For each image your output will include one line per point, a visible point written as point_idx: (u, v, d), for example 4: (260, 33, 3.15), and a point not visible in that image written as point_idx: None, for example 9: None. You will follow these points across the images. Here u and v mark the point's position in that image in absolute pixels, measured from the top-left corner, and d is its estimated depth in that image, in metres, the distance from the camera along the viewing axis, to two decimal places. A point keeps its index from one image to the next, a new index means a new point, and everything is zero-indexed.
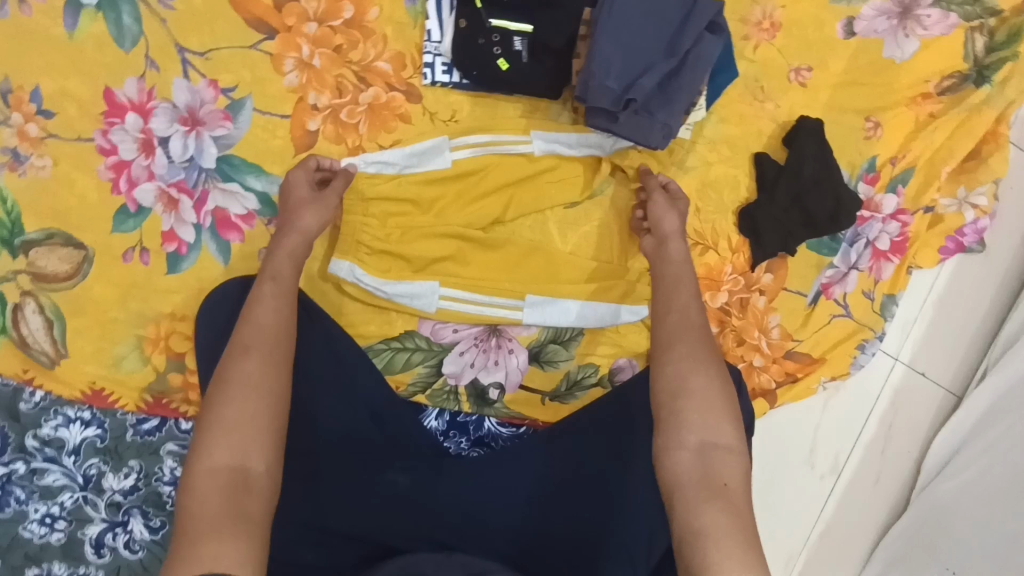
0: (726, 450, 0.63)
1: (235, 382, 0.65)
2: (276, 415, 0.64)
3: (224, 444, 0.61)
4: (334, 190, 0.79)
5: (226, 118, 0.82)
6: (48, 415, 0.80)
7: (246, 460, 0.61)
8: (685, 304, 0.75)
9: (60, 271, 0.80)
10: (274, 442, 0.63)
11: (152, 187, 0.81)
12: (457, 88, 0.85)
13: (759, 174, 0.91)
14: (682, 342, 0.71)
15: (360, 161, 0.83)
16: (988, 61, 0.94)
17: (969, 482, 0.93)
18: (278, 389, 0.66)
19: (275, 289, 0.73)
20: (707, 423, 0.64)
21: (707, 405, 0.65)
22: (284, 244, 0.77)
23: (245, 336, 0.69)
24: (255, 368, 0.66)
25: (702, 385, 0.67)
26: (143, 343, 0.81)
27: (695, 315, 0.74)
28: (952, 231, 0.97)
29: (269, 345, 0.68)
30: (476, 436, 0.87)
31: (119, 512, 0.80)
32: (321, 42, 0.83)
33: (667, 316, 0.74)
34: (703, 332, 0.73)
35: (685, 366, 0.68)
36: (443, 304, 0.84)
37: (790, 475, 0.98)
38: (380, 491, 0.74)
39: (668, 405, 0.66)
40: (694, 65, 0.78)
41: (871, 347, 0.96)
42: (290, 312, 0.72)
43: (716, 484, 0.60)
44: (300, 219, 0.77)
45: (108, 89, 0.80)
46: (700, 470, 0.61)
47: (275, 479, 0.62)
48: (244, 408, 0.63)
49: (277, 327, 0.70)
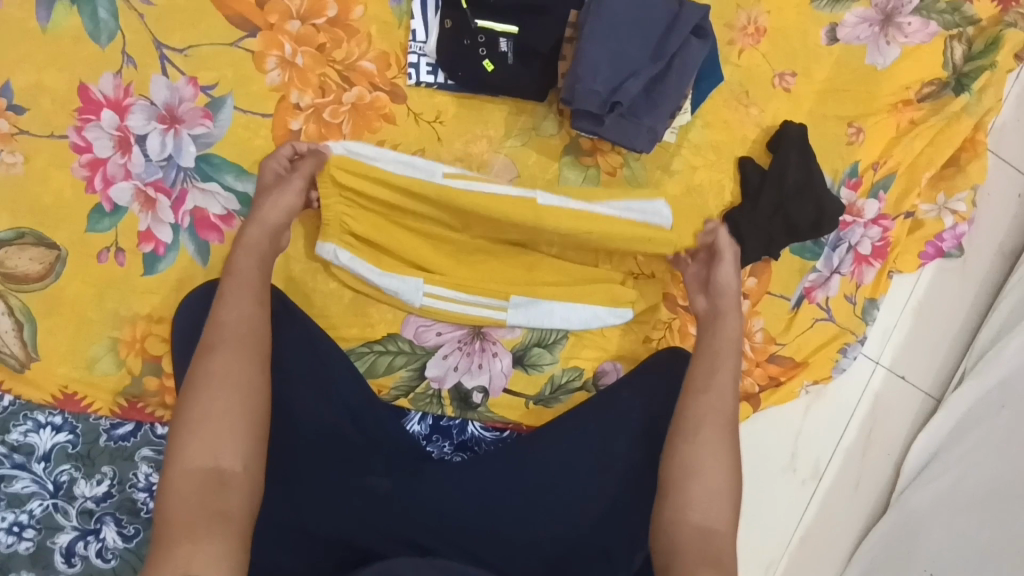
0: (724, 532, 0.65)
1: (205, 382, 0.64)
2: (248, 410, 0.64)
3: (196, 443, 0.60)
4: (301, 172, 0.77)
5: (206, 116, 0.80)
6: (17, 420, 0.77)
7: (218, 456, 0.60)
8: (720, 385, 0.75)
9: (31, 271, 0.78)
10: (248, 435, 0.62)
11: (129, 186, 0.79)
12: (442, 89, 0.85)
13: (743, 178, 0.91)
14: (708, 424, 0.72)
15: (337, 146, 0.81)
16: (966, 69, 0.96)
17: (946, 490, 0.94)
18: (250, 383, 0.65)
19: (233, 284, 0.72)
20: (710, 502, 0.67)
21: (714, 489, 0.67)
22: (248, 235, 0.75)
23: (213, 333, 0.68)
24: (224, 365, 0.65)
25: (715, 468, 0.69)
26: (118, 345, 0.79)
27: (728, 403, 0.74)
28: (931, 237, 0.99)
29: (237, 339, 0.67)
30: (459, 441, 0.86)
31: (91, 520, 0.78)
32: (304, 40, 0.82)
33: (701, 394, 0.75)
34: (731, 421, 0.73)
35: (706, 449, 0.70)
36: (427, 301, 0.83)
37: (771, 481, 0.98)
38: (360, 493, 0.72)
39: (678, 478, 0.68)
40: (680, 69, 0.78)
41: (853, 351, 0.97)
42: (257, 306, 0.70)
43: (714, 557, 0.62)
44: (261, 209, 0.76)
45: (84, 84, 0.78)
46: (699, 542, 0.64)
47: (254, 474, 0.61)
48: (212, 405, 0.62)
49: (248, 321, 0.69)
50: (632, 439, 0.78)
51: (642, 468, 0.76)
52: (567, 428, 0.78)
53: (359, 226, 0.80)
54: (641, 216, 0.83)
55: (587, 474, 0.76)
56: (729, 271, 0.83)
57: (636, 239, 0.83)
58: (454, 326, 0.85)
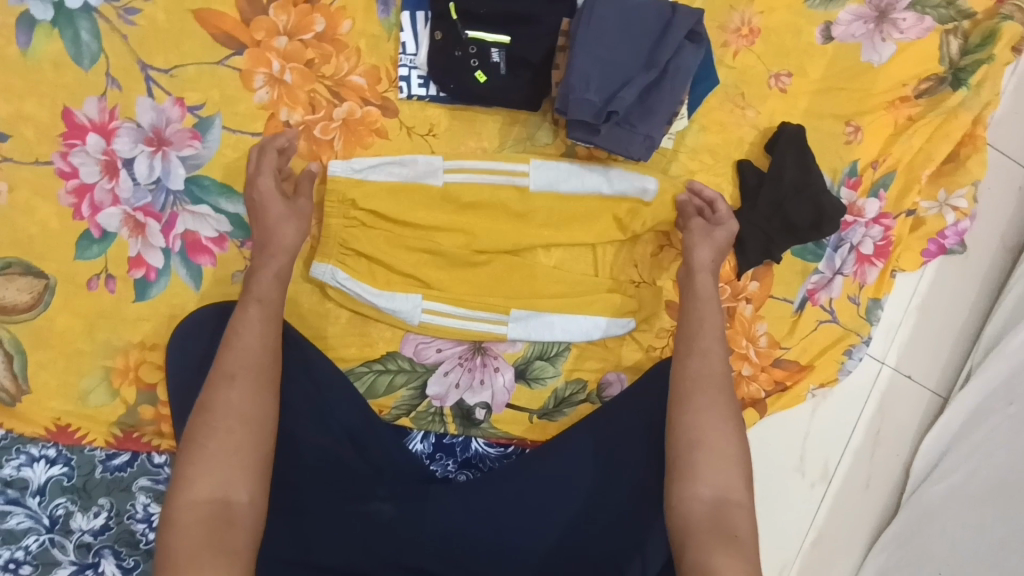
0: (736, 500, 0.66)
1: (218, 412, 0.63)
2: (260, 446, 0.62)
3: (206, 476, 0.59)
4: (306, 195, 0.78)
5: (194, 137, 0.79)
6: (10, 454, 0.76)
7: (227, 489, 0.59)
8: (706, 348, 0.76)
9: (20, 301, 0.76)
10: (257, 468, 0.61)
11: (118, 212, 0.78)
12: (434, 101, 0.83)
13: (741, 182, 0.90)
14: (703, 393, 0.72)
15: (350, 165, 0.80)
16: (963, 63, 0.94)
17: (957, 486, 0.93)
18: (263, 416, 0.64)
19: (260, 313, 0.70)
20: (717, 473, 0.67)
21: (718, 456, 0.68)
22: (268, 262, 0.73)
23: (229, 362, 0.66)
24: (239, 398, 0.63)
25: (716, 436, 0.69)
26: (111, 374, 0.78)
27: (718, 366, 0.75)
28: (934, 234, 0.98)
29: (255, 370, 0.66)
30: (464, 458, 0.84)
31: (89, 554, 0.76)
32: (292, 56, 0.80)
33: (691, 364, 0.75)
34: (724, 384, 0.74)
35: (704, 415, 0.71)
36: (426, 317, 0.81)
37: (781, 484, 0.97)
38: (364, 520, 0.71)
39: (682, 456, 0.69)
40: (674, 76, 0.76)
41: (859, 352, 0.96)
42: (276, 338, 0.69)
43: (728, 531, 0.63)
44: (281, 235, 0.74)
45: (68, 109, 0.76)
46: (714, 516, 0.64)
47: (260, 510, 0.60)
48: (226, 439, 0.61)
49: (264, 353, 0.67)
50: (640, 452, 0.76)
51: (651, 481, 0.75)
52: (573, 440, 0.77)
53: (357, 243, 0.79)
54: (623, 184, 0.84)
55: (594, 488, 0.75)
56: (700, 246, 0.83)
57: (615, 252, 0.88)
58: (455, 342, 0.84)
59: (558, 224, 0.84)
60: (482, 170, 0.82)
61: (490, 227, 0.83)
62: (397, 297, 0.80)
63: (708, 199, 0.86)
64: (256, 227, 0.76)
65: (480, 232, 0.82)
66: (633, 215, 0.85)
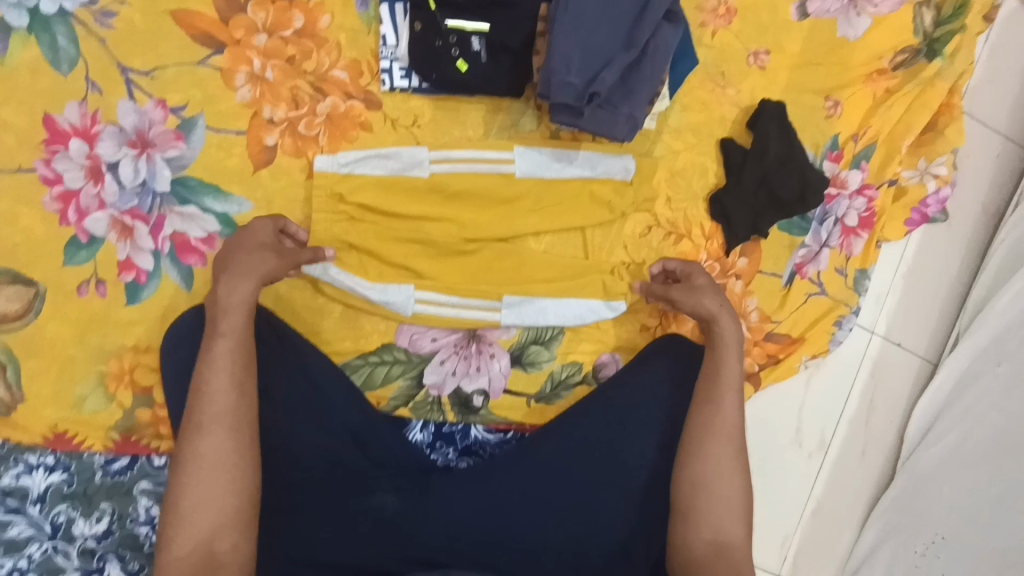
0: (737, 546, 0.68)
1: (193, 463, 0.62)
2: (241, 492, 0.62)
3: (188, 530, 0.60)
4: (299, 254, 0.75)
5: (178, 138, 0.79)
6: (8, 463, 0.75)
7: (211, 540, 0.60)
8: (721, 398, 0.75)
9: (10, 310, 0.76)
10: (237, 518, 0.61)
11: (104, 216, 0.77)
12: (417, 92, 0.84)
13: (725, 159, 0.91)
14: (712, 441, 0.73)
15: (337, 160, 0.80)
16: (937, 34, 0.96)
17: (953, 449, 0.95)
18: (242, 464, 0.63)
19: (226, 347, 0.66)
20: (721, 516, 0.70)
21: (723, 503, 0.70)
22: (235, 287, 0.68)
23: (200, 410, 0.63)
24: (214, 450, 0.62)
25: (724, 486, 0.71)
26: (106, 378, 0.78)
27: (732, 418, 0.74)
28: (916, 203, 0.99)
29: (226, 417, 0.63)
30: (464, 445, 0.85)
31: (93, 559, 0.76)
32: (272, 54, 0.81)
33: (704, 414, 0.75)
34: (735, 438, 0.74)
35: (711, 463, 0.72)
36: (419, 308, 0.82)
37: (780, 454, 0.98)
38: (369, 513, 0.71)
39: (688, 500, 0.71)
40: (654, 56, 0.77)
41: (848, 323, 0.97)
42: (247, 377, 0.66)
43: (730, 567, 0.66)
44: (258, 262, 0.70)
45: (48, 115, 0.76)
46: (716, 555, 0.67)
47: (245, 554, 0.61)
48: (203, 491, 0.61)
49: (237, 397, 0.64)
50: (641, 434, 0.77)
51: (654, 460, 0.77)
52: (574, 425, 0.77)
53: (348, 235, 0.80)
54: (606, 167, 0.86)
55: (596, 473, 0.75)
56: (685, 295, 0.82)
57: (604, 233, 0.88)
58: (448, 330, 0.84)
59: (547, 211, 0.85)
60: (468, 159, 0.83)
61: (478, 215, 0.83)
62: (388, 288, 0.81)
63: (660, 270, 0.88)
64: (236, 250, 0.72)
65: (467, 221, 0.83)
66: (620, 194, 0.87)
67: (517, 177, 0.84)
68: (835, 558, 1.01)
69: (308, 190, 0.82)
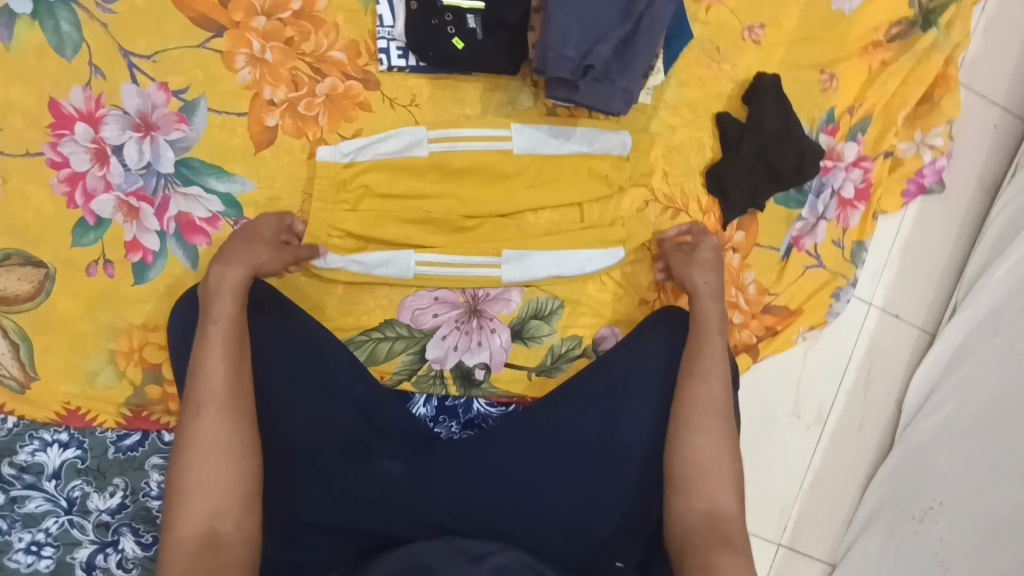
0: (730, 517, 0.69)
1: (192, 445, 0.62)
2: (242, 471, 0.62)
3: (190, 511, 0.59)
4: (294, 252, 0.78)
5: (181, 120, 0.80)
6: (23, 440, 0.77)
7: (214, 520, 0.60)
8: (705, 370, 0.77)
9: (21, 291, 0.78)
10: (240, 496, 0.61)
11: (111, 198, 0.79)
12: (414, 72, 0.85)
13: (722, 133, 0.92)
14: (702, 415, 0.75)
15: (338, 151, 0.81)
16: (932, 6, 0.97)
17: (948, 418, 0.95)
18: (240, 444, 0.63)
19: (219, 332, 0.68)
20: (713, 491, 0.70)
21: (714, 476, 0.71)
22: (226, 273, 0.71)
23: (197, 393, 0.64)
24: (212, 430, 0.63)
25: (715, 457, 0.72)
26: (116, 356, 0.79)
27: (718, 390, 0.76)
28: (912, 174, 1.00)
29: (223, 398, 0.64)
30: (467, 419, 0.86)
31: (108, 532, 0.79)
32: (271, 35, 0.82)
33: (693, 387, 0.76)
34: (724, 412, 0.76)
35: (701, 436, 0.73)
36: (421, 268, 0.83)
37: (780, 426, 1.00)
38: (373, 481, 0.72)
39: (681, 471, 0.72)
40: (649, 28, 0.78)
41: (846, 295, 0.98)
42: (241, 359, 0.67)
43: (723, 538, 0.67)
44: (250, 254, 0.74)
45: (54, 99, 0.78)
46: (711, 524, 0.68)
47: (249, 533, 0.61)
48: (203, 472, 0.61)
49: (233, 378, 0.66)
50: (642, 404, 0.78)
51: (653, 427, 0.78)
52: (572, 397, 0.78)
53: (347, 224, 0.81)
54: (602, 142, 0.87)
55: (596, 442, 0.76)
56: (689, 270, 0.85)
57: (602, 208, 0.89)
58: (449, 290, 0.86)
59: (544, 187, 0.86)
60: (467, 138, 0.84)
61: (477, 192, 0.85)
62: (386, 261, 0.82)
63: (685, 229, 0.91)
64: (236, 238, 0.77)
65: (467, 198, 0.84)
66: (617, 169, 0.88)
67: (516, 154, 0.85)
68: (833, 528, 1.03)
69: (309, 171, 0.83)
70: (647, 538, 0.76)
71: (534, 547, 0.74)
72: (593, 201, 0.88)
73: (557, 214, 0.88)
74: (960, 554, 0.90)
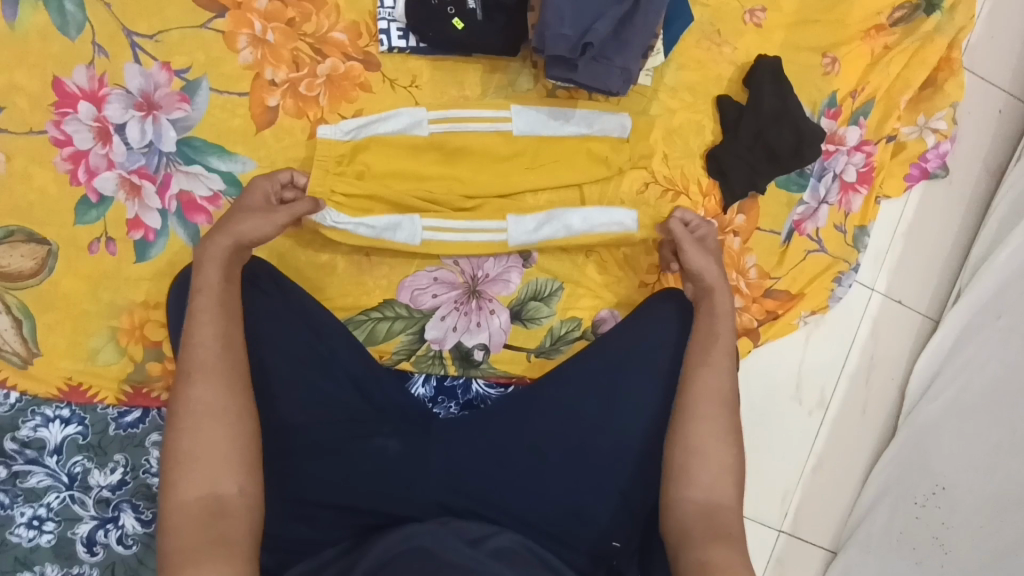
0: (728, 507, 0.69)
1: (187, 411, 0.62)
2: (240, 436, 0.62)
3: (189, 476, 0.59)
4: (291, 210, 0.75)
5: (182, 100, 0.81)
6: (25, 416, 0.78)
7: (214, 484, 0.59)
8: (715, 361, 0.76)
9: (25, 268, 0.78)
10: (241, 460, 0.61)
11: (113, 176, 0.80)
12: (415, 53, 0.85)
13: (721, 116, 0.92)
14: (708, 404, 0.74)
15: (338, 130, 0.81)
16: None
17: (952, 400, 0.95)
18: (237, 408, 0.63)
19: (206, 300, 0.68)
20: (713, 484, 0.70)
21: (716, 467, 0.71)
22: (209, 244, 0.70)
23: (188, 360, 0.65)
24: (207, 395, 0.63)
25: (716, 446, 0.72)
26: (118, 334, 0.80)
27: (726, 379, 0.76)
28: (916, 158, 1.00)
29: (215, 364, 0.65)
30: (465, 399, 0.87)
31: (108, 508, 0.79)
32: (273, 17, 0.82)
33: (702, 376, 0.75)
34: (727, 399, 0.75)
35: (705, 425, 0.72)
36: (428, 235, 0.83)
37: (780, 410, 0.99)
38: (370, 458, 0.72)
39: (681, 459, 0.71)
40: (647, 8, 0.77)
41: (848, 279, 0.98)
42: (231, 325, 0.68)
43: (720, 531, 0.66)
44: (235, 224, 0.72)
45: (58, 78, 0.78)
46: (708, 518, 0.67)
47: (253, 497, 0.61)
48: (200, 437, 0.61)
49: (224, 344, 0.66)
50: (642, 381, 0.78)
51: (655, 408, 0.78)
52: (572, 374, 0.78)
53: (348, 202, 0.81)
54: (602, 123, 0.87)
55: (595, 421, 0.76)
56: (697, 257, 0.82)
57: (602, 188, 0.89)
58: (447, 271, 0.86)
59: (545, 167, 0.86)
60: (467, 119, 0.84)
61: (478, 174, 0.85)
62: (395, 225, 0.82)
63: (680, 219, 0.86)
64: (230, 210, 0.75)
65: (466, 179, 0.84)
66: (617, 150, 0.88)
67: (515, 136, 0.85)
68: (836, 513, 1.02)
69: (310, 151, 0.83)
70: (643, 520, 0.76)
71: (527, 526, 0.74)
72: (595, 182, 0.88)
73: (557, 194, 0.88)
74: (968, 528, 0.91)
